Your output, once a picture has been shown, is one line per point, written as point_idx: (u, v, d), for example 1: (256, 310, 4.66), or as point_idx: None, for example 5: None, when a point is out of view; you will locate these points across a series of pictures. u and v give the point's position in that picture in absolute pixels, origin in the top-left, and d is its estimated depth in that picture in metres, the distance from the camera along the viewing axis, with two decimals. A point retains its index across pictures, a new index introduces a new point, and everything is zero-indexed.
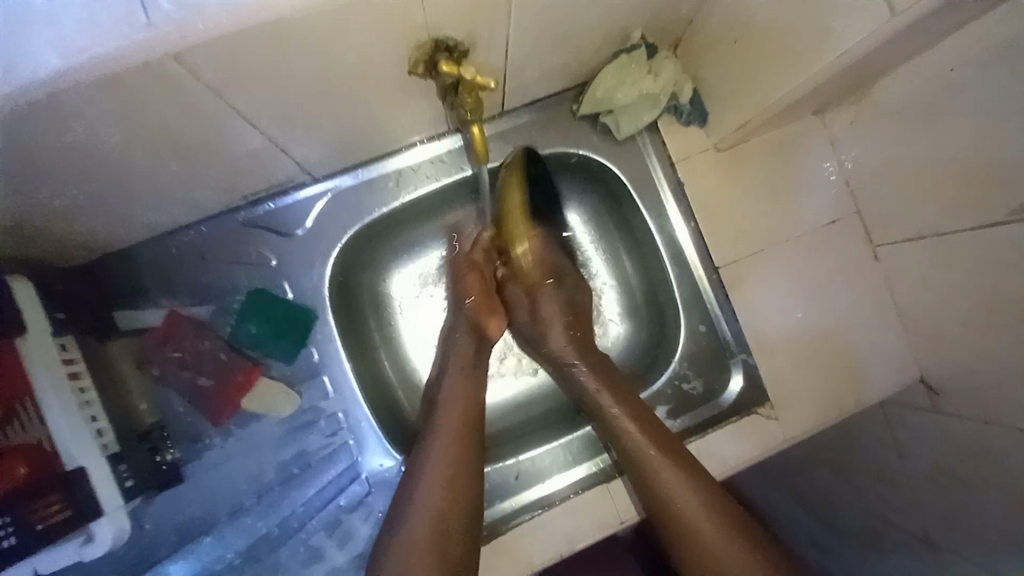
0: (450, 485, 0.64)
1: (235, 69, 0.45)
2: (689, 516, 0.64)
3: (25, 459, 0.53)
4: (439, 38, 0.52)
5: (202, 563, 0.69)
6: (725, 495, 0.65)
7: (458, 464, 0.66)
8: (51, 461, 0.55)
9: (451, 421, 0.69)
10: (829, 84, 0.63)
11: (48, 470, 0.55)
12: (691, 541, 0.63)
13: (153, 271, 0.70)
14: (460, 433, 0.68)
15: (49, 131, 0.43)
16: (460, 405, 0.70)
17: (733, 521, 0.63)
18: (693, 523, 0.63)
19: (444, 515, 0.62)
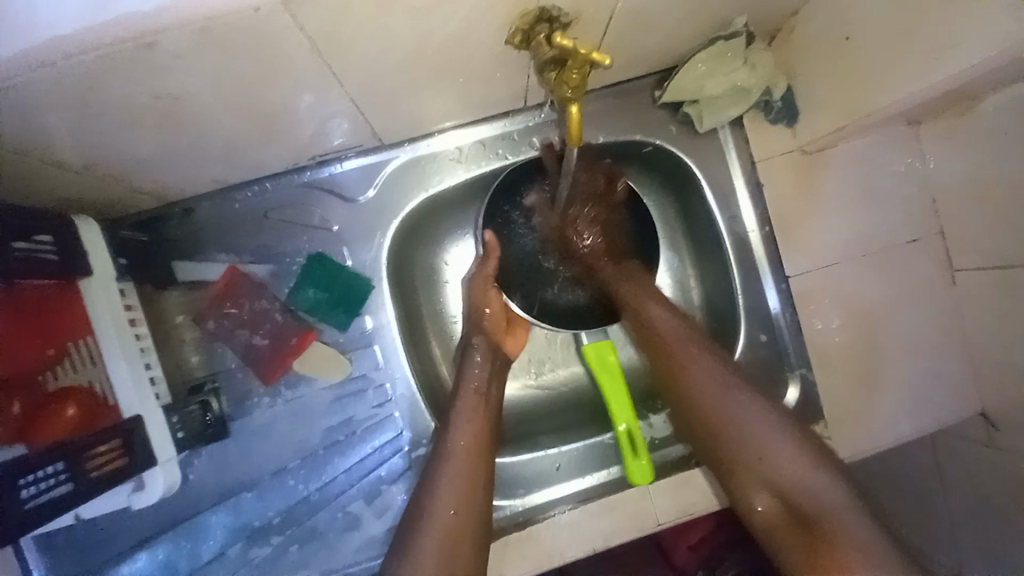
0: (462, 521, 0.60)
1: (334, 26, 0.42)
2: (744, 452, 0.63)
3: (75, 401, 0.52)
4: (543, 7, 0.48)
5: (242, 519, 0.69)
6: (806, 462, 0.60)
7: (468, 504, 0.61)
8: (104, 407, 0.55)
9: (464, 451, 0.64)
10: (945, 94, 0.58)
11: (103, 418, 0.55)
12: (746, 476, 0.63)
13: (215, 225, 0.69)
14: (470, 472, 0.63)
15: (136, 72, 0.41)
16: (472, 438, 0.65)
17: (800, 461, 0.60)
18: (746, 458, 0.63)
19: (449, 555, 0.58)
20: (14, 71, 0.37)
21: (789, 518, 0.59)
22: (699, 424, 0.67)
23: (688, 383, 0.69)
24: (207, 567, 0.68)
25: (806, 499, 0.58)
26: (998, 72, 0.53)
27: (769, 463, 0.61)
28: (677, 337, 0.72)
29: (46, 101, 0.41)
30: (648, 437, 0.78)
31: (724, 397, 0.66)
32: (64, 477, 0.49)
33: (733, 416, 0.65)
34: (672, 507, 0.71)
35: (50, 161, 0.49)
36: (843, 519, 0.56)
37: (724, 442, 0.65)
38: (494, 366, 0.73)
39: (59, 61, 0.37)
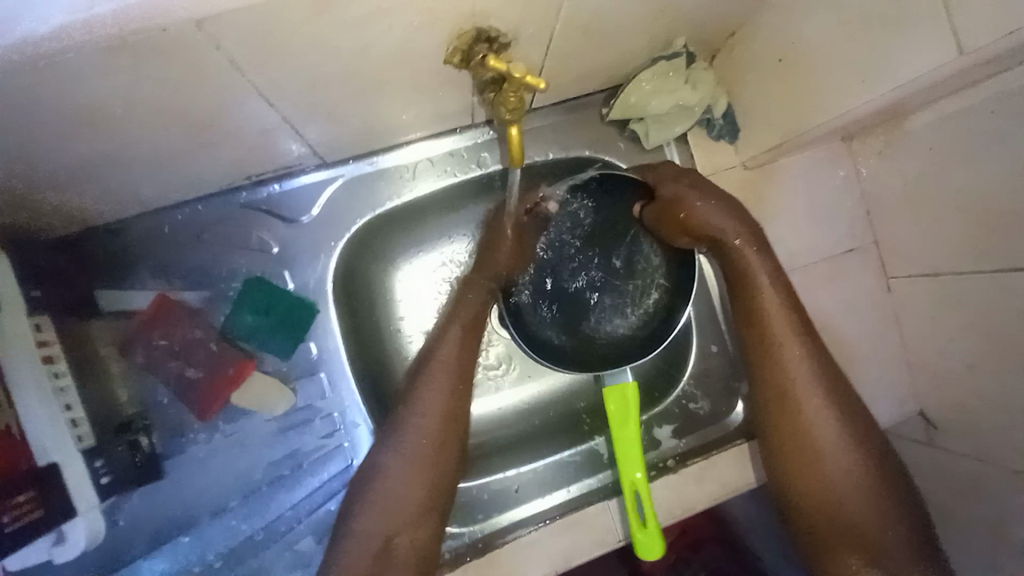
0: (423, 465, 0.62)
1: (258, 43, 0.40)
2: (842, 488, 0.63)
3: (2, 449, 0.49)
4: (480, 27, 0.48)
5: (178, 563, 0.65)
6: (867, 452, 0.64)
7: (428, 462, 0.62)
8: (20, 453, 0.50)
9: (429, 435, 0.63)
10: (873, 112, 0.61)
11: (18, 465, 0.50)
12: (838, 514, 0.63)
13: (142, 250, 0.65)
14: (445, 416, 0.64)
15: (31, 94, 0.37)
16: (437, 426, 0.63)
17: (894, 505, 0.63)
18: (837, 495, 0.63)
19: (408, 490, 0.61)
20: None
21: (873, 564, 0.60)
22: (769, 380, 0.67)
23: (806, 411, 0.65)
24: None
25: (893, 547, 0.61)
26: (917, 93, 0.56)
27: (833, 458, 0.64)
28: (800, 356, 0.66)
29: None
30: (607, 453, 0.79)
31: (835, 431, 0.64)
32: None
33: (844, 452, 0.64)
34: (633, 522, 0.71)
35: None
36: (909, 563, 0.60)
37: (825, 477, 0.64)
38: (466, 342, 0.68)
39: None
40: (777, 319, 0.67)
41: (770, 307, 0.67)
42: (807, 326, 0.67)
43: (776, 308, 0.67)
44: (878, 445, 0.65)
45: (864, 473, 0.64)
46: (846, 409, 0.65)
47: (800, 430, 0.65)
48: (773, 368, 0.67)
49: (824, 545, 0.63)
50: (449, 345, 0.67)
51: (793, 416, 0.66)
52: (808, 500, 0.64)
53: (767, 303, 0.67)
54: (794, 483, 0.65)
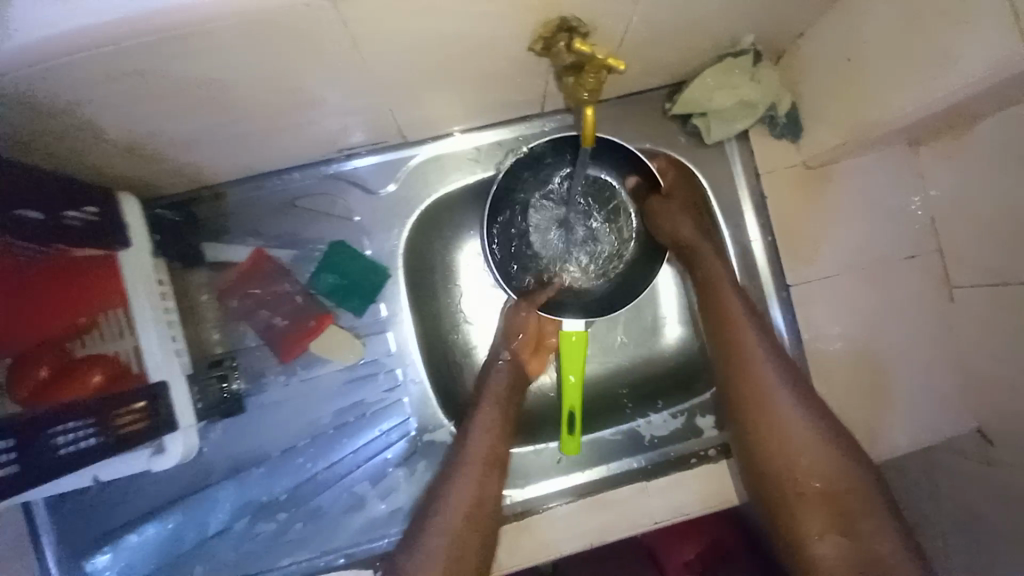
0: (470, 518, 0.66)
1: (376, 23, 0.47)
2: (816, 475, 0.67)
3: (101, 368, 0.56)
4: (564, 16, 0.53)
5: (252, 496, 0.73)
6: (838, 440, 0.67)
7: (470, 529, 0.66)
8: (127, 371, 0.59)
9: (468, 486, 0.67)
10: (942, 113, 0.61)
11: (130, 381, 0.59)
12: (811, 496, 0.67)
13: (242, 211, 0.73)
14: (482, 480, 0.68)
15: (190, 58, 0.45)
16: (487, 448, 0.70)
17: (866, 494, 0.65)
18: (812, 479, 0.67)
19: (454, 554, 0.64)
20: (76, 48, 0.41)
21: (840, 534, 0.65)
22: (731, 363, 0.72)
23: (774, 406, 0.69)
24: (215, 537, 0.73)
25: (861, 524, 0.65)
26: (987, 95, 0.57)
27: (799, 436, 0.68)
28: (760, 350, 0.71)
29: (98, 81, 0.45)
30: (649, 436, 0.79)
31: (801, 417, 0.68)
32: (14, 454, 0.44)
33: (815, 447, 0.67)
34: (669, 506, 0.73)
35: (95, 136, 0.53)
36: (882, 542, 0.64)
37: (797, 464, 0.67)
38: (499, 426, 0.71)
39: (129, 43, 0.41)
40: (743, 334, 0.72)
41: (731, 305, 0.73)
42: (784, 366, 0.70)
43: (737, 306, 0.73)
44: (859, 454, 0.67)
45: (841, 464, 0.66)
46: (814, 403, 0.69)
47: (770, 426, 0.69)
48: (741, 372, 0.71)
49: (798, 519, 0.67)
50: (485, 418, 0.71)
51: (756, 398, 0.70)
52: (776, 470, 0.68)
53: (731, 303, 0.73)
54: (771, 472, 0.68)
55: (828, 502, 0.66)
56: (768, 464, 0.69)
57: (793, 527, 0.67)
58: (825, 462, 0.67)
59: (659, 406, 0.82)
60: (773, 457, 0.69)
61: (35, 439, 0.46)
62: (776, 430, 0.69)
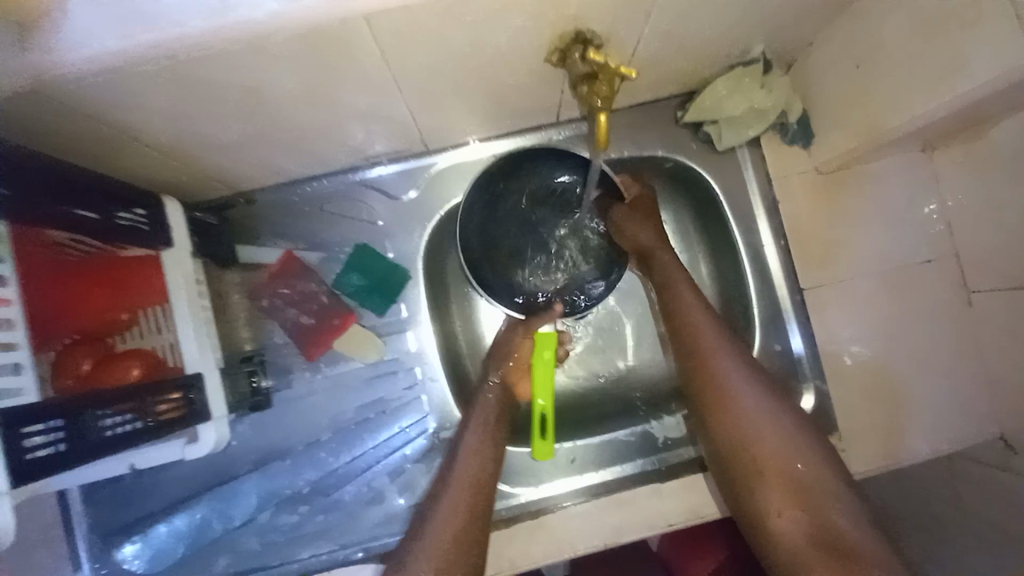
0: (468, 523, 0.64)
1: (405, 36, 0.50)
2: (772, 452, 0.65)
3: (138, 359, 0.59)
4: (579, 28, 0.56)
5: (277, 487, 0.76)
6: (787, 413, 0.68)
7: (462, 539, 0.63)
8: (160, 360, 0.63)
9: (460, 494, 0.67)
10: (953, 117, 0.62)
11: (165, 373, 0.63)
12: (769, 474, 0.65)
13: (274, 215, 0.78)
14: (472, 494, 0.67)
15: (233, 69, 0.49)
16: (477, 468, 0.69)
17: (820, 469, 0.64)
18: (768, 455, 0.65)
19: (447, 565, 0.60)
20: (135, 60, 0.45)
21: (801, 512, 0.62)
22: (681, 343, 0.75)
23: (728, 384, 0.70)
24: (241, 527, 0.75)
25: (824, 501, 0.62)
26: (998, 99, 0.57)
27: (752, 412, 0.68)
28: (707, 328, 0.74)
29: (153, 89, 0.49)
30: (661, 437, 0.80)
31: (750, 391, 0.70)
32: (61, 433, 0.45)
33: (769, 424, 0.67)
34: (683, 507, 0.73)
35: (146, 143, 0.58)
36: (850, 519, 0.60)
37: (752, 440, 0.67)
38: (484, 446, 0.71)
39: (180, 56, 0.45)
40: (697, 319, 0.75)
41: (681, 289, 0.77)
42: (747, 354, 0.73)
43: (684, 286, 0.77)
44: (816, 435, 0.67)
45: (798, 441, 0.66)
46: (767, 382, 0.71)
47: (723, 404, 0.70)
48: (697, 355, 0.73)
49: (757, 496, 0.65)
50: (472, 436, 0.71)
51: (705, 375, 0.72)
52: (727, 446, 0.68)
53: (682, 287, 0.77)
54: (727, 450, 0.68)
55: (785, 479, 0.64)
56: (721, 441, 0.69)
57: (751, 505, 0.65)
58: (777, 435, 0.66)
59: (673, 408, 0.83)
60: (725, 432, 0.69)
61: (82, 421, 0.47)
62: (730, 409, 0.69)
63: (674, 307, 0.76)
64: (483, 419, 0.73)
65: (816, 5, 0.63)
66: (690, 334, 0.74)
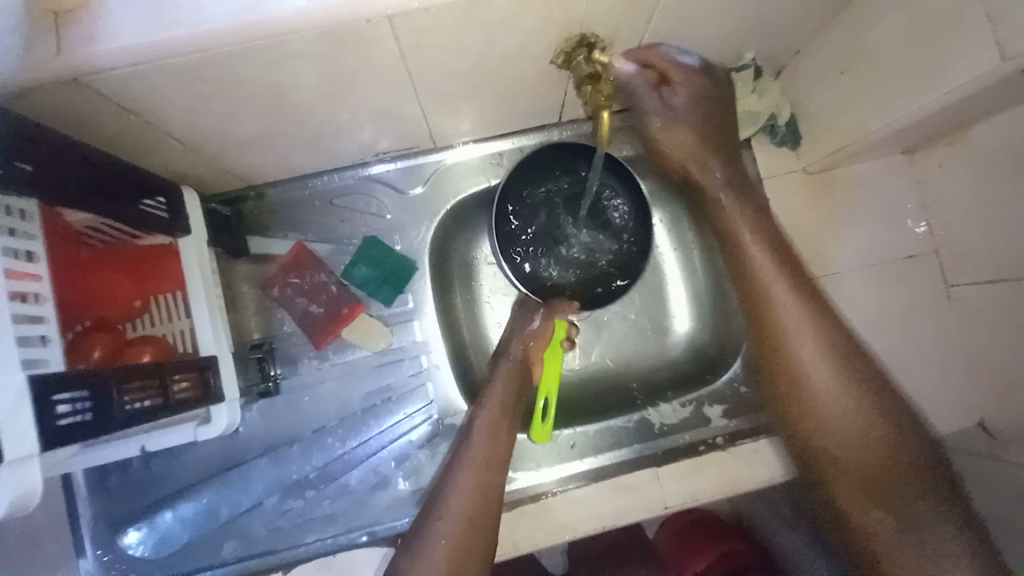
0: (481, 504, 0.67)
1: (423, 37, 0.54)
2: (869, 465, 0.60)
3: (148, 343, 0.62)
4: (584, 32, 0.60)
5: (285, 472, 0.77)
6: (886, 405, 0.61)
7: (473, 521, 0.65)
8: (167, 344, 0.65)
9: (472, 474, 0.68)
10: (931, 121, 0.67)
11: (174, 351, 0.65)
12: (850, 467, 0.61)
13: (285, 208, 0.80)
14: (484, 476, 0.68)
15: (260, 65, 0.52)
16: (490, 448, 0.71)
17: (918, 470, 0.59)
18: (860, 467, 0.60)
19: (462, 550, 0.63)
20: (167, 53, 0.48)
21: (888, 513, 0.59)
22: (758, 325, 0.67)
23: (818, 393, 0.62)
24: (247, 513, 0.77)
25: (919, 506, 0.58)
26: (971, 104, 0.62)
27: (844, 410, 0.61)
28: (796, 308, 0.65)
29: (180, 82, 0.52)
30: (658, 423, 0.82)
31: (842, 386, 0.62)
32: (88, 404, 0.46)
33: (865, 436, 0.60)
34: (681, 492, 0.76)
35: (170, 135, 0.60)
36: (943, 522, 0.57)
37: (846, 452, 0.61)
38: (496, 427, 0.72)
39: (211, 51, 0.48)
40: (775, 288, 0.66)
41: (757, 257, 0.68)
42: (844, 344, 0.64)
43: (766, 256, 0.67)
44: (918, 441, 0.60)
45: (896, 454, 0.59)
46: (862, 372, 0.62)
47: (811, 411, 0.63)
48: (786, 363, 0.64)
49: (841, 502, 0.61)
50: (487, 417, 0.73)
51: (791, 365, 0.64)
52: (813, 437, 0.63)
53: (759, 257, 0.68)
54: (805, 442, 0.64)
55: (879, 480, 0.59)
56: (807, 432, 0.63)
57: (834, 507, 0.62)
58: (875, 432, 0.60)
59: (669, 396, 0.86)
60: (809, 425, 0.63)
61: (110, 392, 0.48)
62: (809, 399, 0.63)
63: (751, 281, 0.68)
64: (496, 402, 0.74)
65: (803, 16, 0.68)
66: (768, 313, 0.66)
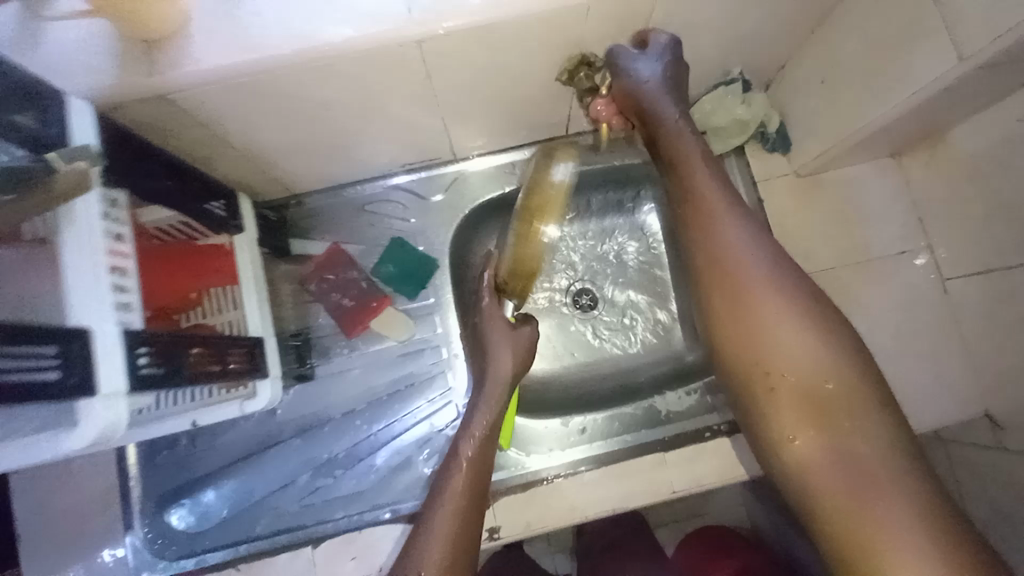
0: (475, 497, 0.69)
1: (445, 57, 0.63)
2: (803, 379, 0.57)
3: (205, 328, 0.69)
4: (584, 53, 0.69)
5: (318, 451, 0.85)
6: (824, 326, 0.59)
7: (467, 514, 0.67)
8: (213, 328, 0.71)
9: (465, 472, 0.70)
10: (909, 121, 0.72)
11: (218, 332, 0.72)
12: (780, 388, 0.58)
13: (321, 213, 0.90)
14: (477, 472, 0.70)
15: (310, 82, 0.62)
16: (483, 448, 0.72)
17: (855, 392, 0.55)
18: (792, 381, 0.58)
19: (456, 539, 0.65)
20: (240, 74, 0.58)
21: (822, 437, 0.55)
22: (697, 249, 0.65)
23: (752, 308, 0.60)
24: (281, 490, 0.84)
25: (853, 431, 0.54)
26: (944, 103, 0.68)
27: (776, 328, 0.59)
28: (736, 233, 0.63)
29: (247, 98, 0.62)
30: (664, 410, 0.88)
31: (780, 307, 0.60)
32: (161, 361, 0.54)
33: (805, 349, 0.58)
34: (688, 477, 0.79)
35: (231, 145, 0.71)
36: (884, 447, 0.53)
37: (776, 367, 0.58)
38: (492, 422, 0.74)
39: (273, 71, 0.59)
40: (721, 218, 0.64)
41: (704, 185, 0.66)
42: (791, 270, 0.62)
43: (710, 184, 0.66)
44: (864, 364, 0.57)
45: (837, 369, 0.56)
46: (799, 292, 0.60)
47: (745, 331, 0.60)
48: (723, 275, 0.63)
49: (770, 417, 0.59)
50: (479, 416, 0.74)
51: (726, 286, 0.62)
52: (745, 360, 0.60)
53: (705, 186, 0.66)
54: (740, 368, 0.61)
55: (808, 400, 0.56)
56: (740, 353, 0.61)
57: (766, 428, 0.59)
58: (808, 351, 0.58)
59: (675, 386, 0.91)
60: (743, 346, 0.61)
61: (175, 351, 0.56)
62: (743, 319, 0.61)
63: (693, 206, 0.66)
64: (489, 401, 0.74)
65: (782, 35, 0.76)
66: (708, 236, 0.64)
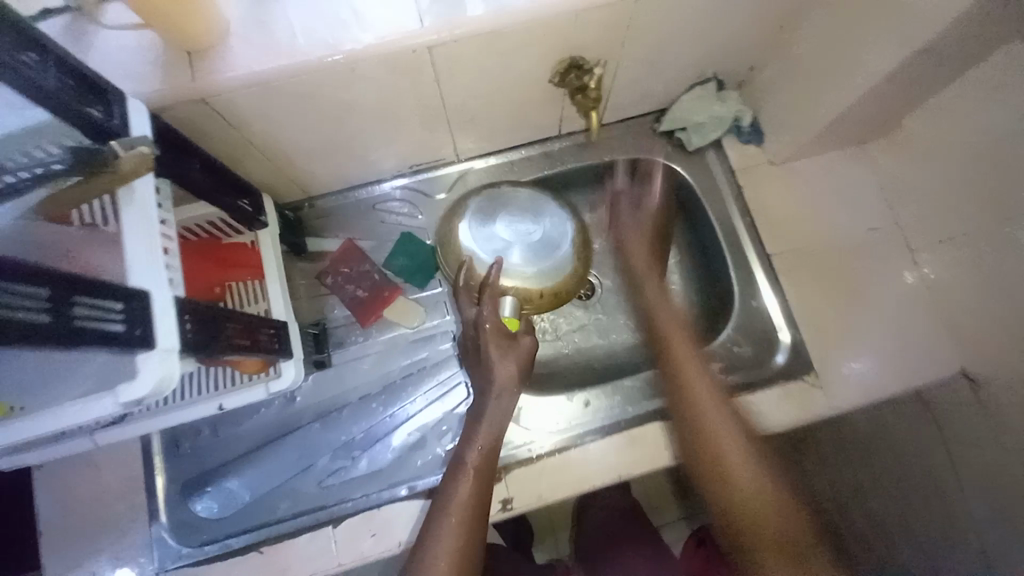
0: (483, 484, 0.74)
1: (451, 62, 0.71)
2: (756, 501, 0.72)
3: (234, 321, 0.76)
4: (574, 57, 0.78)
5: (336, 435, 0.89)
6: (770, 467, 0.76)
7: (476, 498, 0.73)
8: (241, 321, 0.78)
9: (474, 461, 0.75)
10: (866, 109, 0.81)
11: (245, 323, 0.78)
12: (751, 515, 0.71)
13: (335, 212, 0.97)
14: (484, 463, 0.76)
15: (332, 86, 0.70)
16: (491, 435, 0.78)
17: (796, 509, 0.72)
18: (751, 495, 0.73)
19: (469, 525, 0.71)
20: (272, 77, 0.66)
21: (786, 554, 0.68)
22: (675, 400, 0.82)
23: (720, 439, 0.76)
24: (301, 474, 0.87)
25: (805, 543, 0.69)
26: (894, 90, 0.76)
27: (737, 448, 0.76)
28: (703, 387, 0.81)
29: (275, 101, 0.70)
30: None
31: (740, 449, 0.76)
32: (202, 332, 0.59)
33: (760, 468, 0.75)
34: None
35: (258, 146, 0.78)
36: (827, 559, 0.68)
37: (742, 488, 0.73)
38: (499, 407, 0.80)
39: (300, 75, 0.66)
40: (685, 353, 0.85)
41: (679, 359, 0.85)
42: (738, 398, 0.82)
43: (684, 358, 0.85)
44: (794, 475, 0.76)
45: (782, 496, 0.73)
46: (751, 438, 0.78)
47: (716, 451, 0.76)
48: (691, 399, 0.80)
49: (742, 531, 0.71)
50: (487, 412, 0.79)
51: (700, 432, 0.78)
52: (720, 498, 0.74)
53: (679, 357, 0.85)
54: (719, 501, 0.74)
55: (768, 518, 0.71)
56: (717, 498, 0.74)
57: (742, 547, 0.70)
58: (761, 478, 0.74)
59: None
60: (718, 489, 0.74)
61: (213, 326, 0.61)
62: (712, 444, 0.77)
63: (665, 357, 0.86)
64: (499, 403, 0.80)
65: (749, 38, 0.86)
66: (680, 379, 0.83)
